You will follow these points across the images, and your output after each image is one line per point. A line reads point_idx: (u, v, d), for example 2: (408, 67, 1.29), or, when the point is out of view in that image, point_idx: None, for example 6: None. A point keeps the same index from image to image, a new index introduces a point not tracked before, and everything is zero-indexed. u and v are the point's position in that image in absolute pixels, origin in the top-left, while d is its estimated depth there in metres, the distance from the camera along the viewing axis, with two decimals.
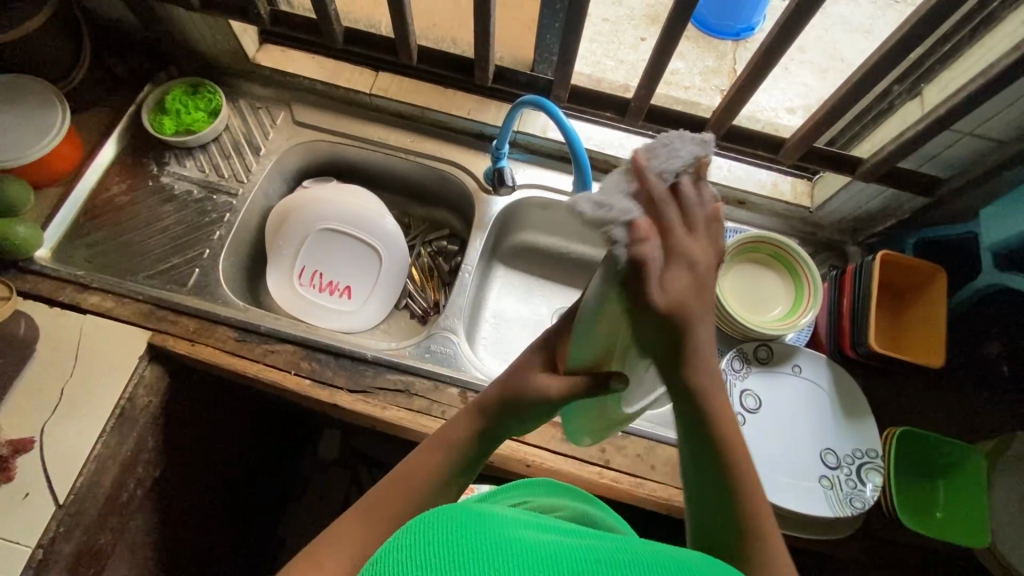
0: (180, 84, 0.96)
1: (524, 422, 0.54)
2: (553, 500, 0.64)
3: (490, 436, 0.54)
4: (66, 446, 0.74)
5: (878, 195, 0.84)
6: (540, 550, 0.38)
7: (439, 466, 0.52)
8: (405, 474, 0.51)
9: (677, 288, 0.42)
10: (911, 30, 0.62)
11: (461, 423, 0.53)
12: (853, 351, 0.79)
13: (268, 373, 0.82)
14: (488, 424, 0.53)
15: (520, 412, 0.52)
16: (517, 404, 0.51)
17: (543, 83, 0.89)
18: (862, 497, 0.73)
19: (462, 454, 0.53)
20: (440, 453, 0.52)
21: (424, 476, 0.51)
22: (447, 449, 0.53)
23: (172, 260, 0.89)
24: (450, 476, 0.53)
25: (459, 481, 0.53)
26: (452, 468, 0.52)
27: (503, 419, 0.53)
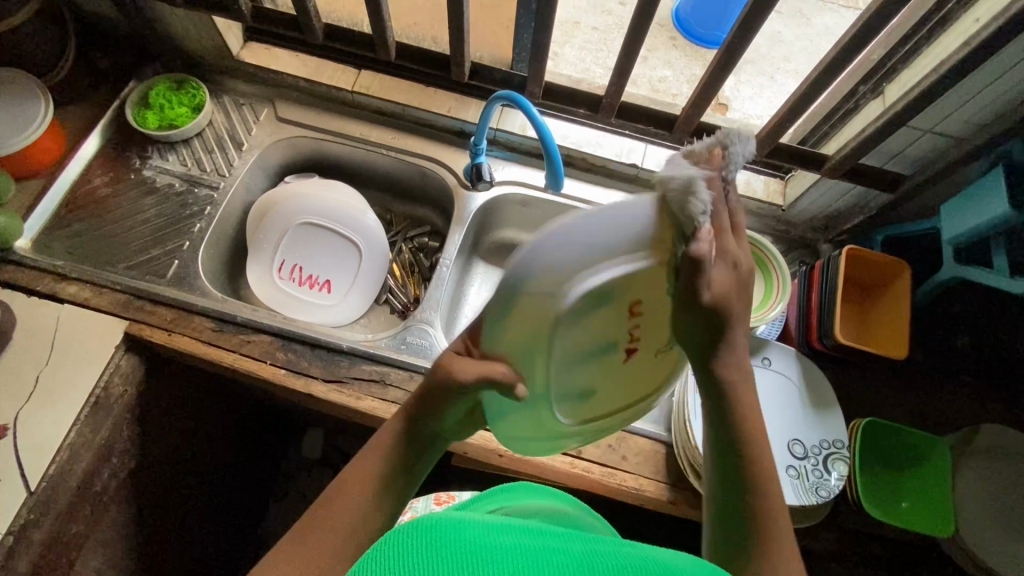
0: (165, 80, 0.97)
1: (449, 420, 0.53)
2: (523, 498, 0.64)
3: (413, 439, 0.52)
4: (41, 433, 0.75)
5: (847, 193, 0.86)
6: (518, 551, 0.40)
7: (372, 480, 0.50)
8: (337, 492, 0.49)
9: (720, 283, 0.46)
10: (865, 26, 0.64)
11: (388, 434, 0.53)
12: (820, 343, 0.80)
13: (244, 363, 0.82)
14: (410, 427, 0.52)
15: (441, 410, 0.51)
16: (434, 403, 0.51)
17: (519, 79, 0.91)
18: (828, 486, 0.74)
19: (391, 466, 0.51)
20: (368, 471, 0.51)
21: (361, 495, 0.49)
22: (377, 462, 0.51)
23: (152, 251, 0.90)
24: (381, 493, 0.50)
25: (403, 489, 0.52)
26: (387, 476, 0.51)
27: (427, 421, 0.52)
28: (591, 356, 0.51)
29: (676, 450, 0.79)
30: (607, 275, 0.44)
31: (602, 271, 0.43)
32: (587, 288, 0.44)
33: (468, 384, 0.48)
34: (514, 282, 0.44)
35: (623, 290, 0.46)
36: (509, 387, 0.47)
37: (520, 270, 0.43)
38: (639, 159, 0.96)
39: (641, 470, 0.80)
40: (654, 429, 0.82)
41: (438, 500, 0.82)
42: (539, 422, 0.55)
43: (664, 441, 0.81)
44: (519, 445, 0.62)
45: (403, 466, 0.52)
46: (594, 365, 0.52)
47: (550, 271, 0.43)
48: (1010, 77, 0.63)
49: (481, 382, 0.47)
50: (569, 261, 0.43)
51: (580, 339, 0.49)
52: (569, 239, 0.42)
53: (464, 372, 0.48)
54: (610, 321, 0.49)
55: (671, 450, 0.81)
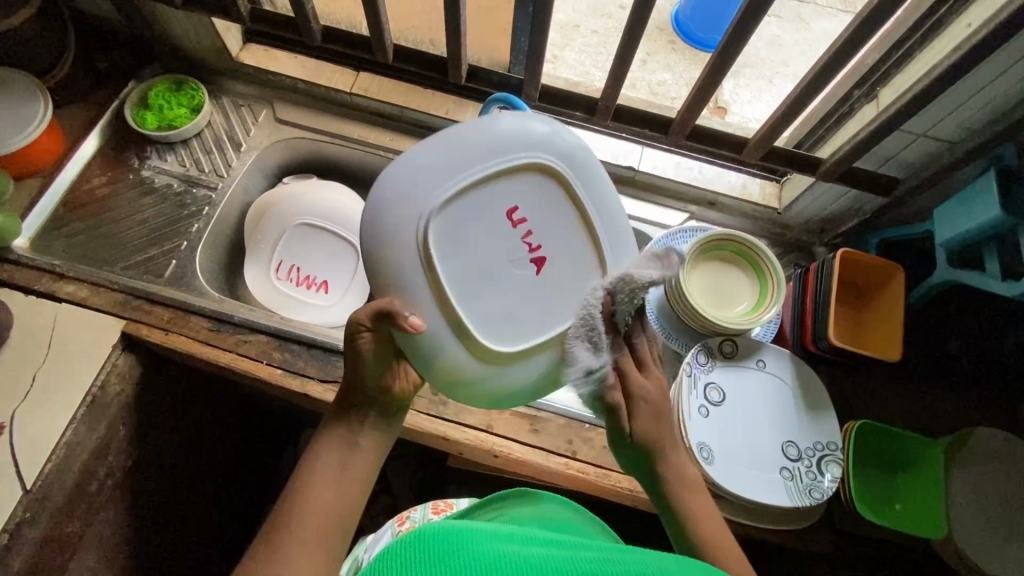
0: (164, 81, 0.98)
1: (373, 373, 0.57)
2: (524, 506, 0.66)
3: (355, 400, 0.59)
4: (36, 432, 0.75)
5: (842, 197, 0.86)
6: (516, 558, 0.44)
7: (331, 450, 0.56)
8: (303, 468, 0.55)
9: (644, 421, 0.62)
10: (858, 30, 0.65)
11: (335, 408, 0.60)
12: (815, 346, 0.81)
13: (240, 362, 0.83)
14: (351, 391, 0.59)
15: (361, 363, 0.57)
16: (352, 359, 0.57)
17: (516, 82, 0.91)
18: (821, 488, 0.75)
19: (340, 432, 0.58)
20: (323, 442, 0.57)
21: (328, 471, 0.55)
22: (333, 434, 0.58)
23: (150, 251, 0.90)
24: (339, 460, 0.56)
25: (367, 453, 0.58)
26: (346, 444, 0.57)
27: (359, 385, 0.58)
28: (498, 275, 0.57)
29: None
30: (461, 183, 0.54)
31: (452, 182, 0.54)
32: (445, 197, 0.54)
33: (365, 324, 0.55)
34: (382, 215, 0.54)
35: (484, 202, 0.56)
36: (393, 313, 0.54)
37: (382, 204, 0.55)
38: (636, 161, 0.98)
39: None
40: None
41: (437, 509, 0.82)
42: (469, 355, 0.57)
43: None
44: (481, 395, 0.61)
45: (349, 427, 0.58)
46: (506, 282, 0.57)
47: (406, 195, 0.54)
48: (1001, 81, 0.63)
49: (376, 318, 0.54)
50: (415, 182, 0.54)
51: (470, 259, 0.56)
52: (411, 166, 0.54)
53: (361, 314, 0.55)
54: (496, 243, 0.56)
55: None
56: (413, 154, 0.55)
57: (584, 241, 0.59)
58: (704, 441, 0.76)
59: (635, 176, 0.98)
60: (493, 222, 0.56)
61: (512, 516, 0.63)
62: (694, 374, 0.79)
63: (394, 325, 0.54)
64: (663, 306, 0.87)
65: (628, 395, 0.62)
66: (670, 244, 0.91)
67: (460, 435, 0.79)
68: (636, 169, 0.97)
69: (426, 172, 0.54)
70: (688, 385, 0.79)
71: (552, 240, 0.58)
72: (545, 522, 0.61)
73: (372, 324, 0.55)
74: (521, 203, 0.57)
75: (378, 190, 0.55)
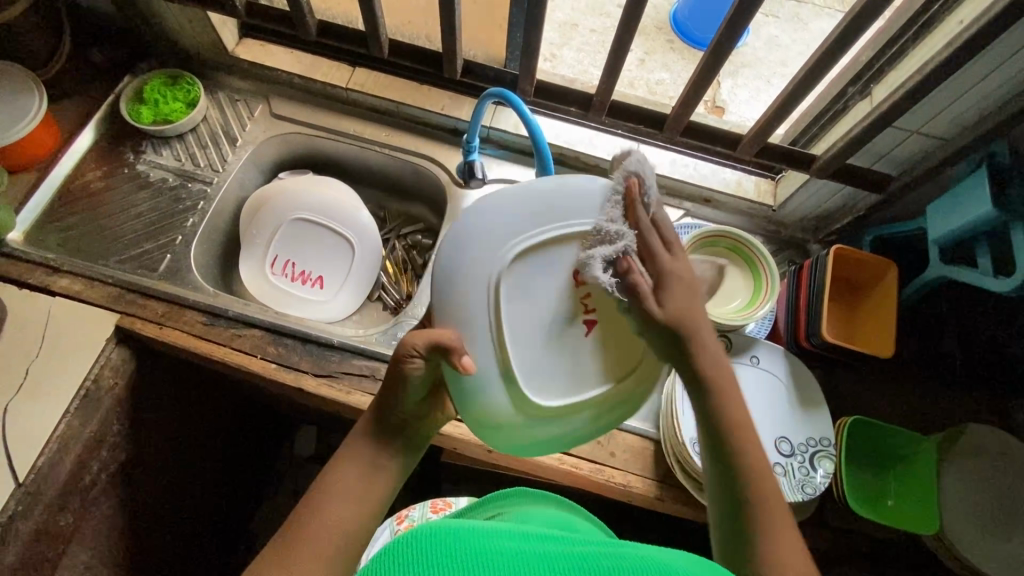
0: (160, 75, 0.98)
1: (412, 399, 0.56)
2: (522, 507, 0.65)
3: (385, 421, 0.56)
4: (29, 425, 0.75)
5: (836, 194, 0.87)
6: (517, 556, 0.45)
7: (354, 469, 0.54)
8: (321, 483, 0.53)
9: (679, 302, 0.55)
10: (851, 26, 0.65)
11: (361, 427, 0.57)
12: (808, 342, 0.81)
13: (235, 357, 0.83)
14: (382, 414, 0.56)
15: (404, 385, 0.55)
16: (395, 384, 0.55)
17: (511, 78, 0.91)
18: (813, 483, 0.75)
19: (366, 453, 0.55)
20: (347, 462, 0.54)
21: (343, 488, 0.52)
22: (357, 453, 0.55)
23: (144, 246, 0.90)
24: (361, 484, 0.53)
25: (391, 473, 0.55)
26: (370, 462, 0.54)
27: (393, 406, 0.56)
28: (555, 330, 0.56)
29: (664, 447, 0.79)
30: (538, 237, 0.54)
31: (528, 234, 0.54)
32: (519, 249, 0.53)
33: (417, 351, 0.53)
34: (453, 260, 0.55)
35: (554, 258, 0.55)
36: (450, 348, 0.52)
37: (455, 247, 0.55)
38: None
39: (630, 466, 0.80)
40: (641, 424, 0.82)
41: (435, 508, 0.83)
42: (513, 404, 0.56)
43: (651, 437, 0.82)
44: (526, 438, 0.59)
45: (375, 452, 0.55)
46: (561, 338, 0.56)
47: (481, 239, 0.54)
48: (993, 78, 0.63)
49: (431, 350, 0.53)
50: (491, 224, 0.54)
51: (533, 305, 0.55)
52: (487, 214, 0.54)
53: (414, 340, 0.53)
54: (559, 289, 0.55)
55: (659, 447, 0.81)
56: (495, 201, 0.54)
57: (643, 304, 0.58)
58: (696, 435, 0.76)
59: None
60: (561, 274, 0.55)
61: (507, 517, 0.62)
62: None
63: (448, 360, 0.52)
64: None
65: (657, 275, 0.55)
66: None
67: (454, 430, 0.79)
68: None
69: (507, 217, 0.54)
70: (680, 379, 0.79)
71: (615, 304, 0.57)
72: (543, 521, 0.61)
73: (424, 354, 0.53)
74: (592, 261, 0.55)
75: (453, 234, 0.56)
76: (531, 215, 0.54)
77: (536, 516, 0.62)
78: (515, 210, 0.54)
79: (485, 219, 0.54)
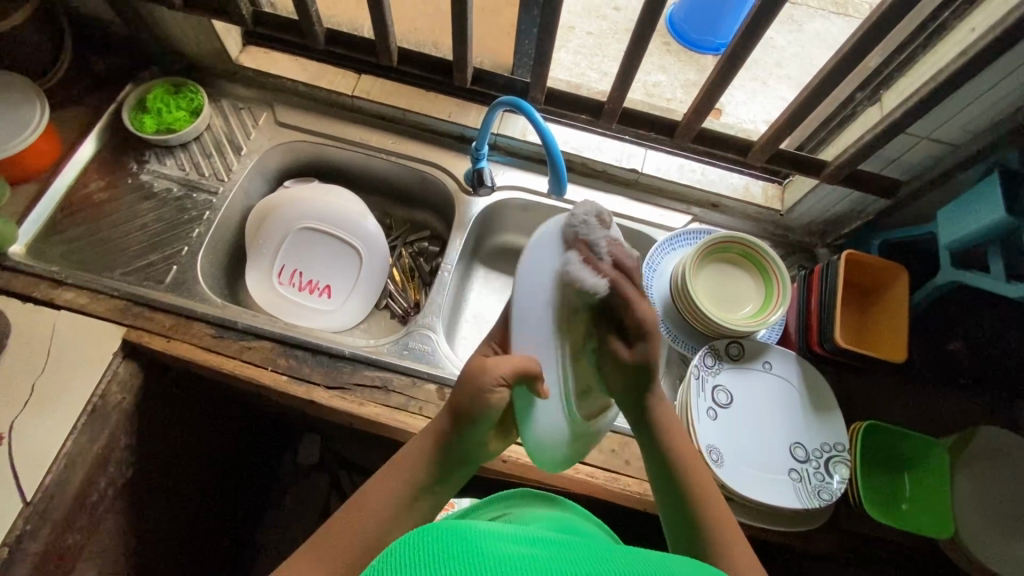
0: (163, 83, 0.96)
1: (481, 431, 0.58)
2: (530, 509, 0.66)
3: (448, 451, 0.59)
4: (36, 443, 0.73)
5: (845, 198, 0.87)
6: (529, 564, 0.42)
7: (400, 490, 0.57)
8: (365, 498, 0.56)
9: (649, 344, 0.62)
10: (865, 36, 0.66)
11: (423, 444, 0.59)
12: (821, 348, 0.81)
13: (245, 369, 0.82)
14: (448, 439, 0.59)
15: (481, 419, 0.57)
16: (471, 417, 0.57)
17: (521, 85, 0.91)
18: (830, 489, 0.75)
19: (417, 480, 0.58)
20: (400, 479, 0.57)
21: (382, 510, 0.55)
22: (407, 474, 0.58)
23: (150, 257, 0.89)
24: (400, 511, 0.56)
25: (431, 497, 0.59)
26: (418, 486, 0.58)
27: (459, 433, 0.58)
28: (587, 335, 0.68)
29: None
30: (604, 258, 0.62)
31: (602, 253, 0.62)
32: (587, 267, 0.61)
33: (503, 382, 0.56)
34: (535, 267, 0.62)
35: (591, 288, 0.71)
36: (537, 375, 0.57)
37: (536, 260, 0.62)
38: (639, 164, 0.98)
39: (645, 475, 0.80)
40: None
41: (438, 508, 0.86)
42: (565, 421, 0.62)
43: None
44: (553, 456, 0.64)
45: (426, 481, 0.58)
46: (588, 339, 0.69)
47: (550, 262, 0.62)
48: (1005, 85, 0.63)
49: (518, 377, 0.56)
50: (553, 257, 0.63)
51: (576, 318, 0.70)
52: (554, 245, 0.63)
53: (499, 369, 0.56)
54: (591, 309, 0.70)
55: None
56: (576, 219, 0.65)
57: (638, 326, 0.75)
58: (712, 444, 0.76)
59: (639, 179, 0.98)
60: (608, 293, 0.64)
61: (517, 518, 0.62)
62: (702, 377, 0.80)
63: (533, 386, 0.57)
64: (669, 308, 0.88)
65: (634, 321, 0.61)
66: (674, 247, 0.91)
67: None
68: (639, 172, 0.98)
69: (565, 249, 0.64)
70: (695, 387, 0.79)
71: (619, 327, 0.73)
72: (553, 524, 0.61)
73: (509, 381, 0.56)
74: None
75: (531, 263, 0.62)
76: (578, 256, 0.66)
77: (552, 520, 0.62)
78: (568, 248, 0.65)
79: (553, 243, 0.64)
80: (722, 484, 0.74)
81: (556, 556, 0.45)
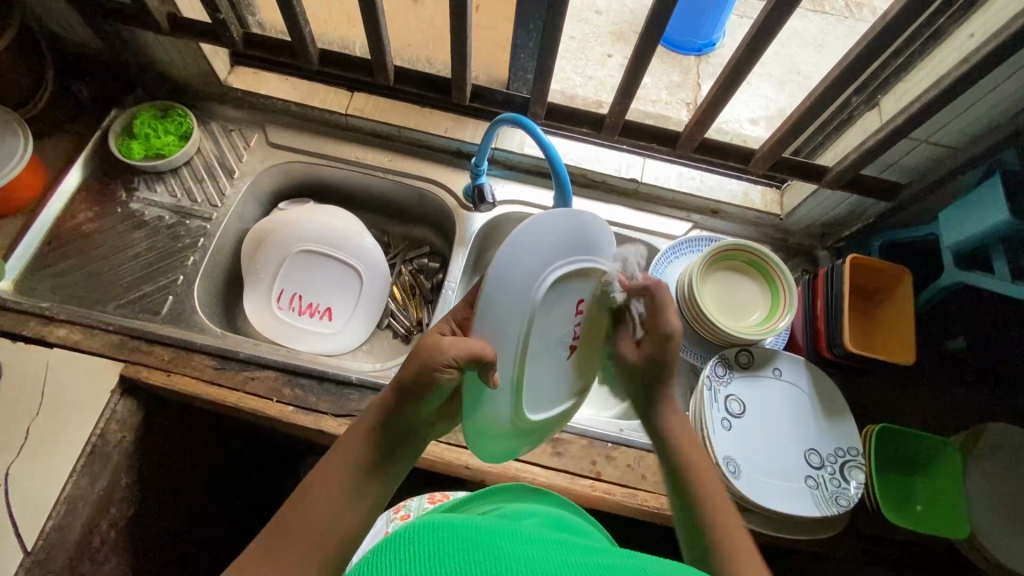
0: (149, 108, 0.94)
1: (430, 406, 0.55)
2: (530, 503, 0.61)
3: (390, 428, 0.55)
4: (34, 489, 0.70)
5: (845, 202, 0.88)
6: (553, 565, 0.39)
7: (348, 470, 0.53)
8: (316, 479, 0.52)
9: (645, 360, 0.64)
10: (869, 46, 0.66)
11: (371, 415, 0.56)
12: (830, 352, 0.81)
13: (249, 401, 0.79)
14: (392, 415, 0.55)
15: (423, 395, 0.53)
16: (412, 391, 0.53)
17: (520, 100, 0.90)
18: (848, 495, 0.75)
19: (363, 459, 0.54)
20: (349, 454, 0.54)
21: (332, 495, 0.51)
22: (354, 453, 0.54)
23: (144, 288, 0.86)
24: (349, 495, 0.51)
25: (381, 481, 0.54)
26: (363, 466, 0.53)
27: (401, 409, 0.55)
28: (554, 348, 0.59)
29: None
30: (594, 262, 0.57)
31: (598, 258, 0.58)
32: (571, 267, 0.55)
33: (453, 365, 0.50)
34: (506, 278, 0.51)
35: (572, 291, 0.57)
36: (491, 365, 0.51)
37: (539, 225, 0.52)
38: (638, 173, 0.98)
39: (662, 488, 0.79)
40: None
41: (434, 499, 0.78)
42: (513, 410, 0.58)
43: None
44: (503, 442, 0.61)
45: (373, 460, 0.54)
46: (559, 355, 0.60)
47: (519, 270, 0.52)
48: (1004, 88, 0.64)
49: (469, 363, 0.50)
50: (525, 260, 0.52)
51: (552, 331, 0.57)
52: (523, 250, 0.52)
53: (452, 350, 0.50)
54: (567, 315, 0.58)
55: None
56: (557, 217, 0.54)
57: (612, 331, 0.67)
58: (729, 454, 0.76)
59: (638, 188, 0.98)
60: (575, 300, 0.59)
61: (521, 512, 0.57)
62: (715, 388, 0.79)
63: (484, 375, 0.51)
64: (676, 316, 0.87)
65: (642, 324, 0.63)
66: (678, 254, 0.91)
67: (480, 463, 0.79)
68: (639, 181, 0.97)
69: (541, 252, 0.52)
70: (710, 397, 0.79)
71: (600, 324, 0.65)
72: (561, 521, 0.56)
73: (458, 364, 0.51)
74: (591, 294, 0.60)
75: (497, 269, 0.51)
76: (564, 250, 0.54)
77: (558, 516, 0.58)
78: (548, 245, 0.53)
79: (525, 244, 0.52)
80: (742, 495, 0.74)
81: (575, 554, 0.42)
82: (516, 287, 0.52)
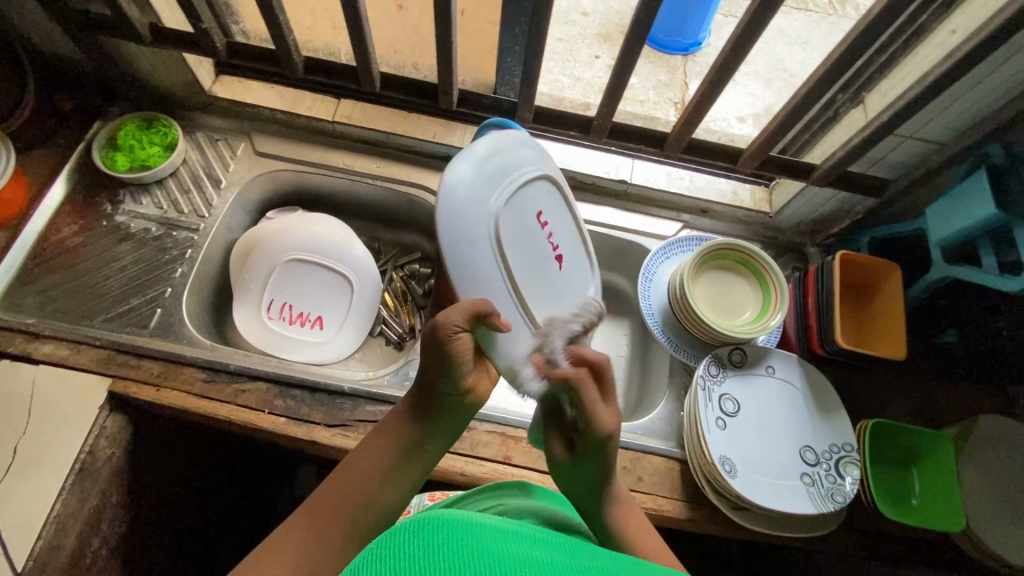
0: (133, 119, 0.93)
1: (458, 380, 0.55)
2: (527, 501, 0.60)
3: (426, 406, 0.56)
4: (22, 510, 0.70)
5: (832, 198, 0.88)
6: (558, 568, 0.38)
7: (387, 449, 0.56)
8: (359, 457, 0.56)
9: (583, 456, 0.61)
10: (852, 45, 0.66)
11: (403, 406, 0.58)
12: (822, 349, 0.81)
13: (240, 413, 0.78)
14: (425, 394, 0.56)
15: (446, 369, 0.53)
16: (436, 368, 0.54)
17: (508, 104, 0.90)
18: (843, 491, 0.75)
19: (401, 438, 0.56)
20: (387, 438, 0.56)
21: (368, 473, 0.54)
22: (393, 432, 0.57)
23: (131, 302, 0.85)
24: (388, 472, 0.55)
25: (421, 456, 0.57)
26: (402, 443, 0.56)
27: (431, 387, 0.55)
28: (538, 270, 0.63)
29: (691, 465, 0.79)
30: (527, 174, 0.62)
31: (523, 171, 0.61)
32: (512, 185, 0.59)
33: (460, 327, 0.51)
34: (462, 216, 0.53)
35: (524, 212, 0.62)
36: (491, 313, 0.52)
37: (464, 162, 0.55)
38: (627, 175, 0.98)
39: (658, 489, 0.79)
40: (666, 446, 0.83)
41: (434, 495, 0.78)
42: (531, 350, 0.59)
43: (676, 457, 0.82)
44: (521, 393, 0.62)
45: (413, 438, 0.56)
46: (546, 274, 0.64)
47: (470, 205, 0.54)
48: (986, 83, 0.65)
49: (471, 319, 0.51)
50: (471, 194, 0.54)
51: (525, 252, 0.61)
52: (465, 187, 0.54)
53: (453, 316, 0.51)
54: (531, 236, 0.63)
55: (685, 466, 0.81)
56: (476, 147, 0.57)
57: (581, 250, 0.73)
58: (725, 453, 0.75)
59: (628, 190, 0.98)
60: (527, 220, 0.63)
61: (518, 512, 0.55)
62: (708, 387, 0.79)
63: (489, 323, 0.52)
64: (667, 316, 0.87)
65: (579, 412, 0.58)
66: (669, 254, 0.91)
67: (475, 469, 0.79)
68: (628, 183, 0.97)
69: (480, 182, 0.56)
70: (704, 396, 0.79)
71: (564, 240, 0.70)
72: (559, 522, 0.55)
73: (466, 325, 0.52)
74: (540, 208, 0.65)
75: (447, 210, 0.53)
76: (499, 175, 0.58)
77: (554, 515, 0.57)
78: (483, 175, 0.56)
79: (463, 180, 0.54)
80: (739, 496, 0.73)
81: (578, 557, 0.41)
82: (477, 224, 0.54)
